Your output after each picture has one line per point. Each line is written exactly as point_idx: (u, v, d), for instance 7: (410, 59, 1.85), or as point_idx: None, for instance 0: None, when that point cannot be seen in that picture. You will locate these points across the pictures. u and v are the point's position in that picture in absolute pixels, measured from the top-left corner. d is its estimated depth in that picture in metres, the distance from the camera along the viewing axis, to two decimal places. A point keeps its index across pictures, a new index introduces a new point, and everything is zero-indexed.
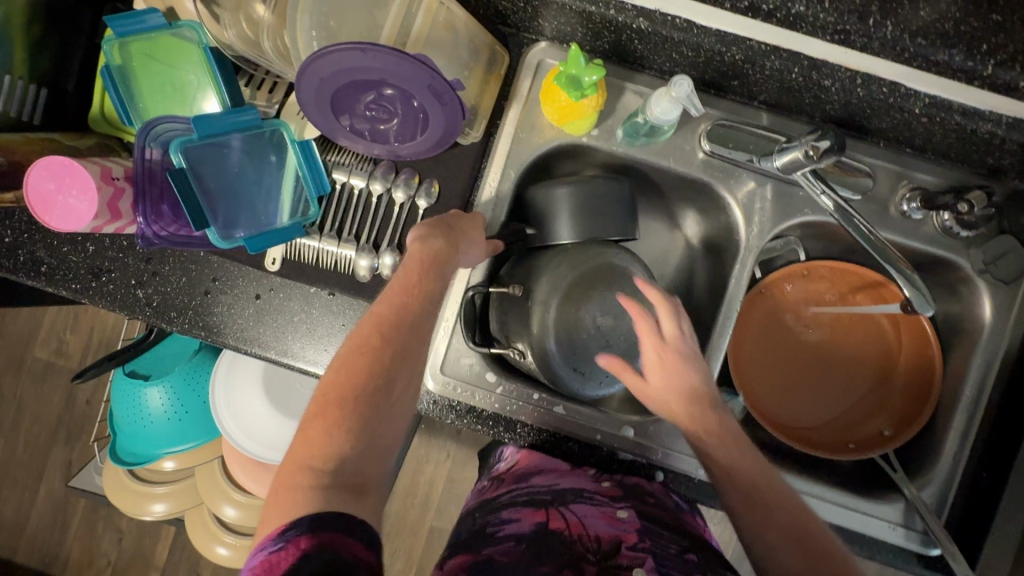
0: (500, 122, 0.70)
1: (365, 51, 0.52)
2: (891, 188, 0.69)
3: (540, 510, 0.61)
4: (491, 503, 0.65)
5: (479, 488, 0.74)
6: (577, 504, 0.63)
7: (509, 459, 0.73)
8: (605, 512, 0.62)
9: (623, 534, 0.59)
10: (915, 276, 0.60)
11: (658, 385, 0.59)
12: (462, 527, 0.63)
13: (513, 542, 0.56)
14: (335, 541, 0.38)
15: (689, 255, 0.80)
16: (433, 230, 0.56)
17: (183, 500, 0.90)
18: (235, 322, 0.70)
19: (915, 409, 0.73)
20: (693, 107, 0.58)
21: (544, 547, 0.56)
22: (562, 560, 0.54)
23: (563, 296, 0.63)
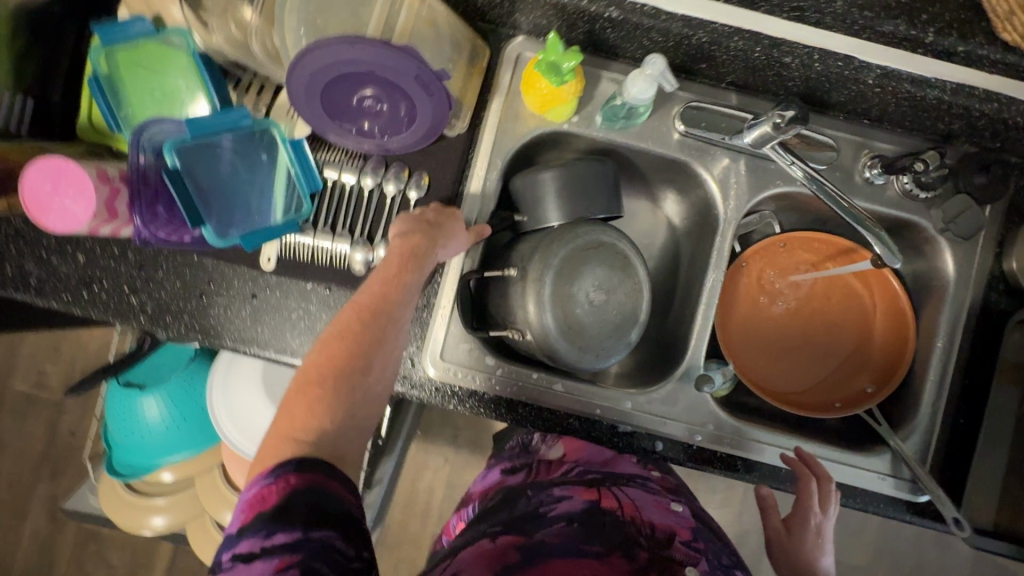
0: (485, 114, 0.72)
1: (353, 43, 0.55)
2: (855, 159, 0.74)
3: (592, 489, 0.67)
4: (544, 481, 0.70)
5: (518, 468, 0.78)
6: (630, 490, 0.69)
7: (552, 447, 0.78)
8: (658, 503, 0.68)
9: (677, 527, 0.64)
10: (880, 233, 0.62)
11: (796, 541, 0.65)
12: (515, 506, 0.67)
13: (565, 522, 0.59)
14: (320, 482, 0.45)
15: (672, 234, 0.83)
16: (413, 226, 0.61)
17: (185, 510, 0.87)
18: (233, 323, 0.71)
19: (893, 365, 0.77)
20: (668, 82, 0.62)
21: (597, 526, 0.60)
22: (612, 540, 0.57)
23: (556, 272, 0.64)
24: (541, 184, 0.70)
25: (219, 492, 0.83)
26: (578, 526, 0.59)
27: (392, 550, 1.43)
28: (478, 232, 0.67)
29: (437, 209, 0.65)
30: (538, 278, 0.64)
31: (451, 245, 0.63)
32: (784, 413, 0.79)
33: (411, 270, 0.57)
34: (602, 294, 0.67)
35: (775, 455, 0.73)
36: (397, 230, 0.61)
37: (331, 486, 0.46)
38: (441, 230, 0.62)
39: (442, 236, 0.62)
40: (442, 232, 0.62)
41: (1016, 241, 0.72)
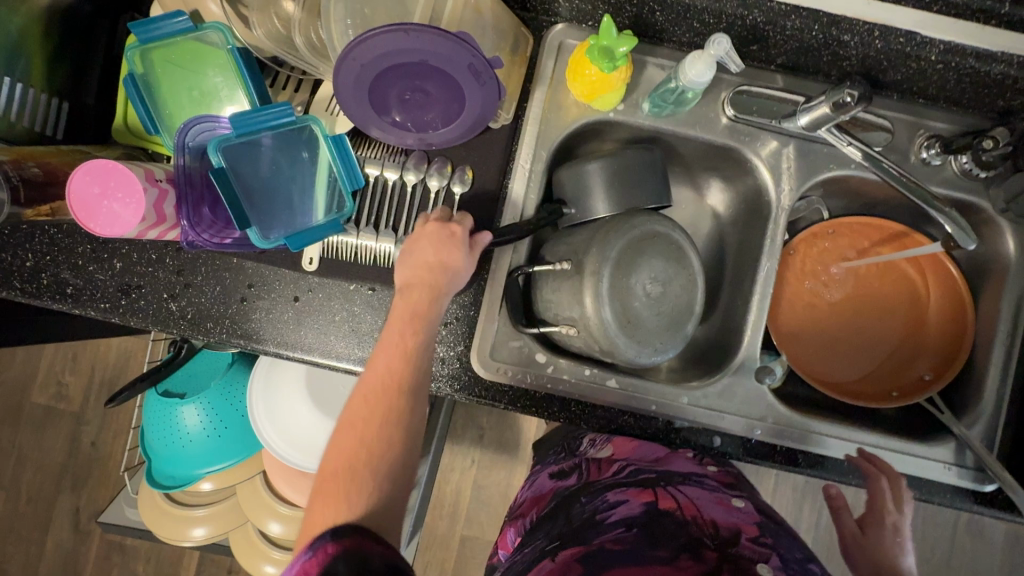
0: (528, 105, 0.70)
1: (408, 31, 0.53)
2: (909, 139, 0.72)
3: (646, 490, 0.64)
4: (596, 484, 0.69)
5: (569, 471, 0.77)
6: (687, 486, 0.64)
7: (602, 446, 0.76)
8: (720, 499, 0.63)
9: (742, 524, 0.59)
10: (953, 211, 0.63)
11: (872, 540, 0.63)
12: (571, 512, 0.65)
13: (623, 528, 0.57)
14: (359, 543, 0.42)
15: (716, 223, 0.81)
16: (413, 278, 0.59)
17: (229, 522, 0.84)
18: (276, 327, 0.70)
19: (952, 352, 0.75)
20: (732, 63, 0.59)
21: (656, 528, 0.57)
22: (678, 542, 0.54)
23: (614, 265, 0.62)
24: (587, 176, 0.68)
25: (263, 500, 0.81)
26: (637, 530, 0.57)
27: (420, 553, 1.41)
28: (475, 244, 0.62)
29: (433, 235, 0.61)
30: (595, 272, 0.61)
31: (461, 273, 0.61)
32: (839, 404, 0.77)
33: (413, 332, 0.56)
34: (657, 286, 0.64)
35: (835, 446, 0.71)
36: (400, 280, 0.60)
37: (369, 546, 0.43)
38: (444, 271, 0.59)
39: (446, 280, 0.59)
40: (444, 271, 0.60)
41: None
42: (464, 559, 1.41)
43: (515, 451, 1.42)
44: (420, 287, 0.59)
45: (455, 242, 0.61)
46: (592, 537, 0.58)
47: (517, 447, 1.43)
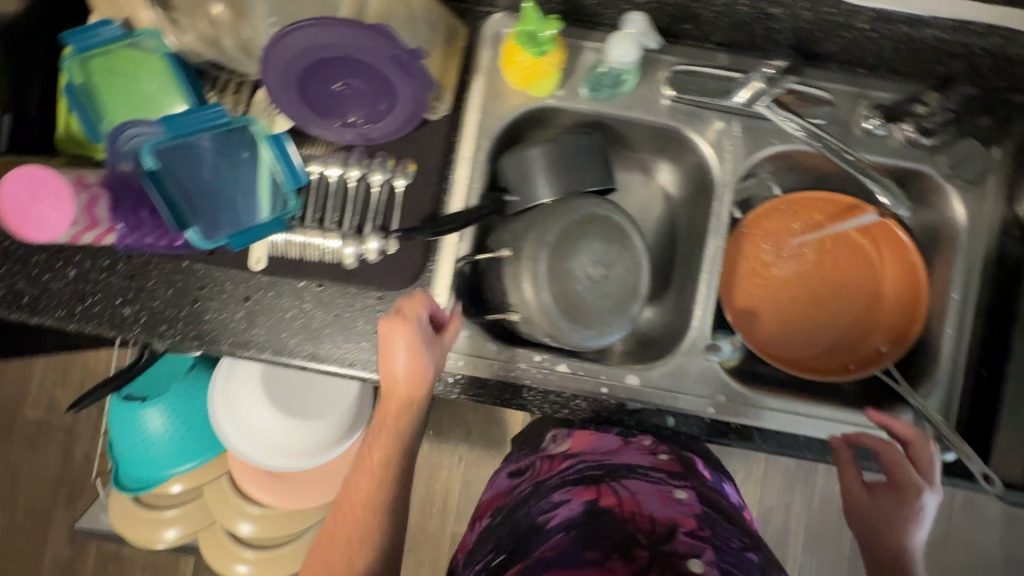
0: (468, 95, 0.71)
1: (326, 26, 0.54)
2: (852, 111, 0.71)
3: (590, 488, 0.69)
4: (545, 485, 0.74)
5: (524, 468, 0.82)
6: (631, 481, 0.70)
7: (560, 443, 0.82)
8: (662, 492, 0.69)
9: (679, 517, 0.65)
10: (882, 178, 0.65)
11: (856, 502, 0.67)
12: (519, 518, 0.70)
13: (562, 533, 0.62)
14: None
15: (669, 205, 0.81)
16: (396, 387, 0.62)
17: (199, 522, 0.84)
18: (229, 327, 0.71)
19: (907, 322, 0.74)
20: (650, 41, 0.60)
21: (593, 526, 0.61)
22: (610, 542, 0.59)
23: (551, 249, 0.62)
24: (528, 162, 0.69)
25: (231, 502, 0.82)
26: (572, 533, 0.61)
27: (412, 551, 1.42)
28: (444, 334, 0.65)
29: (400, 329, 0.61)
30: (532, 257, 0.61)
31: (429, 376, 0.63)
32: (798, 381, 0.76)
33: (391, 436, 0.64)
34: (601, 269, 0.65)
35: (789, 422, 0.71)
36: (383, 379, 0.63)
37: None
38: (422, 383, 0.63)
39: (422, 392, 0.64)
40: (413, 383, 0.63)
41: None
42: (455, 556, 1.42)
43: (501, 447, 1.42)
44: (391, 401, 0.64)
45: (419, 348, 0.62)
46: (534, 546, 0.62)
47: (503, 442, 1.44)
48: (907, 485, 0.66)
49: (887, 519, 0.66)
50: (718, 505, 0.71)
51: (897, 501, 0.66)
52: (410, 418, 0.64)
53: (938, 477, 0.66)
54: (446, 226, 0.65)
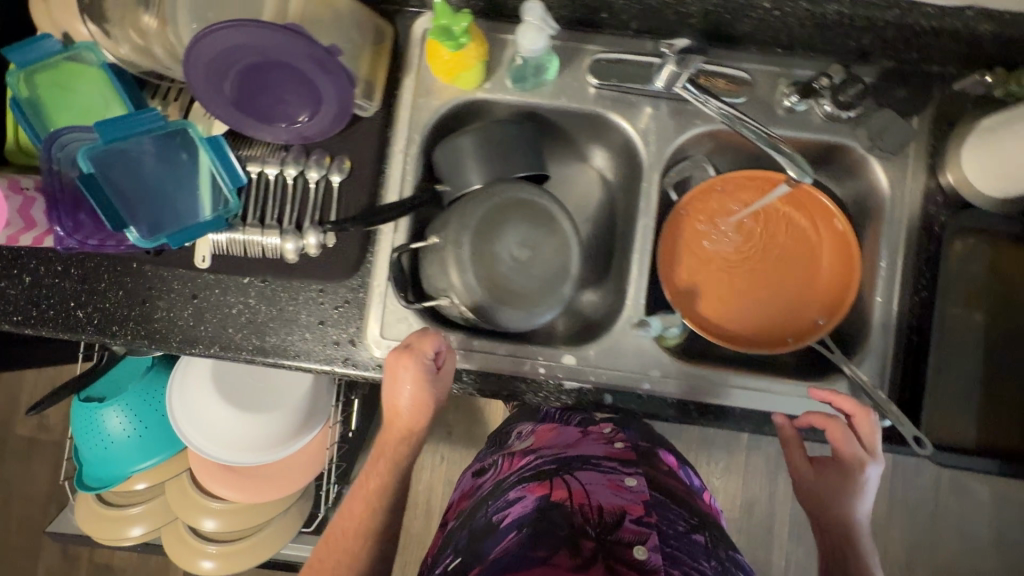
0: (398, 92, 0.73)
1: (239, 28, 0.56)
2: (772, 89, 0.73)
3: (543, 484, 0.70)
4: (503, 484, 0.76)
5: (488, 467, 0.86)
6: (583, 473, 0.72)
7: (525, 439, 0.88)
8: (613, 482, 0.71)
9: (629, 505, 0.66)
10: (790, 151, 0.65)
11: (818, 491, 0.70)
12: (477, 517, 0.72)
13: (513, 532, 0.63)
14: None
15: (608, 191, 0.83)
16: (406, 412, 0.67)
17: (162, 517, 0.86)
18: (179, 325, 0.73)
19: (841, 293, 0.75)
20: (551, 27, 0.61)
21: (541, 522, 0.62)
22: (557, 538, 0.60)
23: (474, 233, 0.64)
24: (458, 152, 0.71)
25: (193, 499, 0.83)
26: (524, 531, 0.62)
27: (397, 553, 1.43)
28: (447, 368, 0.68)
29: (400, 362, 0.65)
30: (455, 241, 0.64)
31: (430, 407, 0.67)
32: (739, 356, 0.77)
33: (387, 458, 0.69)
34: (527, 250, 0.67)
35: (725, 394, 0.72)
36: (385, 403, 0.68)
37: None
38: (422, 411, 0.67)
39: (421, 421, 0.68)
40: (416, 413, 0.67)
41: (949, 149, 0.70)
42: None
43: (480, 443, 1.43)
44: (393, 428, 0.68)
45: (425, 381, 0.66)
46: (489, 549, 0.63)
47: (483, 438, 1.45)
48: (853, 461, 0.67)
49: (836, 493, 0.68)
50: (670, 489, 0.74)
51: (846, 478, 0.68)
52: (406, 444, 0.69)
53: (880, 448, 0.68)
54: (380, 215, 0.68)
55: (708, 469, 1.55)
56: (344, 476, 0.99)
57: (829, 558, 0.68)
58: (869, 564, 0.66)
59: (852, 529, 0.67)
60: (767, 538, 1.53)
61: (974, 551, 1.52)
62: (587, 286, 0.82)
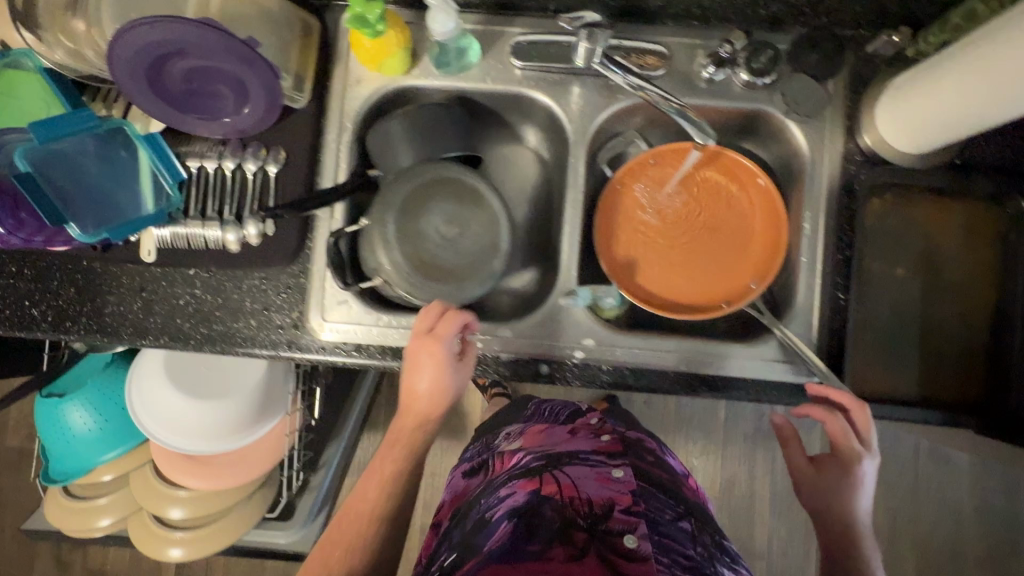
0: (329, 83, 0.76)
1: (156, 24, 0.59)
2: (691, 61, 0.75)
3: (533, 479, 0.74)
4: (494, 482, 0.79)
5: (478, 469, 0.90)
6: (572, 468, 0.76)
7: (511, 440, 0.92)
8: (600, 475, 0.75)
9: (617, 496, 0.71)
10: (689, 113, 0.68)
11: (812, 485, 0.72)
12: (469, 515, 0.74)
13: (506, 523, 0.67)
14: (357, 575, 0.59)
15: (545, 171, 0.85)
16: (429, 395, 0.68)
17: (129, 507, 0.89)
18: (129, 318, 0.76)
19: (772, 256, 0.77)
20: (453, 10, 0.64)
21: (536, 515, 0.67)
22: (551, 530, 0.65)
23: (399, 211, 0.67)
24: (389, 137, 0.73)
25: (157, 489, 0.86)
26: (516, 523, 0.66)
27: None
28: (467, 353, 0.70)
29: (425, 343, 0.66)
30: (380, 221, 0.66)
31: (449, 394, 0.69)
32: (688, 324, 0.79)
33: (404, 444, 0.72)
34: (453, 228, 0.69)
35: (659, 359, 0.74)
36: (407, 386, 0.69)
37: None
38: (441, 394, 0.68)
39: (440, 402, 0.69)
40: (435, 397, 0.69)
41: (864, 109, 0.72)
42: (418, 545, 1.43)
43: (458, 434, 1.45)
44: (411, 411, 0.70)
45: (447, 366, 0.67)
46: (481, 539, 0.66)
47: (462, 429, 1.46)
48: (848, 454, 0.69)
49: (834, 486, 0.70)
50: (653, 480, 0.78)
51: (847, 474, 0.69)
52: (421, 430, 0.72)
53: (875, 444, 0.68)
54: (313, 201, 0.71)
55: (686, 449, 1.54)
56: (310, 464, 1.01)
57: (832, 556, 0.69)
58: (870, 563, 0.68)
59: (854, 527, 0.69)
60: (749, 517, 1.53)
61: (960, 522, 1.50)
62: (528, 264, 0.84)
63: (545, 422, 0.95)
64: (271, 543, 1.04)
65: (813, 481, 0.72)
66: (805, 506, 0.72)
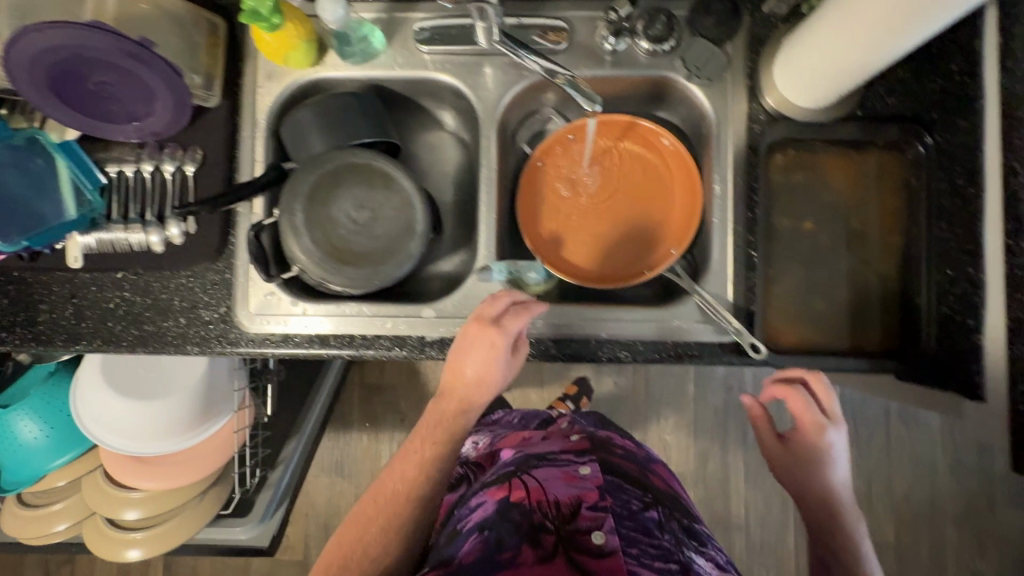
0: (240, 80, 0.77)
1: (45, 31, 0.61)
2: (592, 33, 0.76)
3: (502, 486, 0.73)
4: (469, 493, 0.78)
5: (458, 481, 0.89)
6: (540, 471, 0.75)
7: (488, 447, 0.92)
8: (567, 473, 0.74)
9: (583, 493, 0.70)
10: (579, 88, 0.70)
11: (787, 464, 0.72)
12: (446, 528, 0.74)
13: (477, 533, 0.66)
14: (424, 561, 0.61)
15: (466, 154, 0.86)
16: (475, 382, 0.69)
17: (82, 511, 0.91)
18: (61, 324, 0.77)
19: (689, 221, 0.77)
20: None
21: (505, 521, 0.67)
22: (520, 535, 0.65)
23: (306, 200, 0.70)
24: (301, 128, 0.74)
25: (107, 493, 0.88)
26: (485, 534, 0.66)
27: None
28: (518, 349, 0.72)
29: (474, 330, 0.68)
30: (288, 210, 0.69)
31: (496, 381, 0.69)
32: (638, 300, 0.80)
33: (447, 426, 0.71)
34: (365, 213, 0.72)
35: (584, 328, 0.74)
36: (449, 372, 0.69)
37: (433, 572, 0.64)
38: (483, 384, 0.69)
39: (481, 394, 0.70)
40: (478, 388, 0.69)
41: (762, 68, 0.73)
42: None
43: None
44: (452, 396, 0.71)
45: (498, 355, 0.68)
46: (455, 551, 0.67)
47: None
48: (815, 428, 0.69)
49: (802, 464, 0.71)
50: (623, 472, 0.77)
51: (819, 449, 0.69)
52: (463, 417, 0.72)
53: (837, 410, 0.69)
54: (230, 196, 0.72)
55: (658, 428, 1.53)
56: (268, 461, 1.03)
57: (816, 526, 0.71)
58: (852, 525, 0.70)
59: (831, 495, 0.71)
60: (728, 494, 1.51)
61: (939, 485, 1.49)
62: (456, 246, 0.85)
63: (518, 429, 0.96)
64: (231, 539, 1.05)
65: (787, 458, 0.72)
66: (779, 480, 0.74)
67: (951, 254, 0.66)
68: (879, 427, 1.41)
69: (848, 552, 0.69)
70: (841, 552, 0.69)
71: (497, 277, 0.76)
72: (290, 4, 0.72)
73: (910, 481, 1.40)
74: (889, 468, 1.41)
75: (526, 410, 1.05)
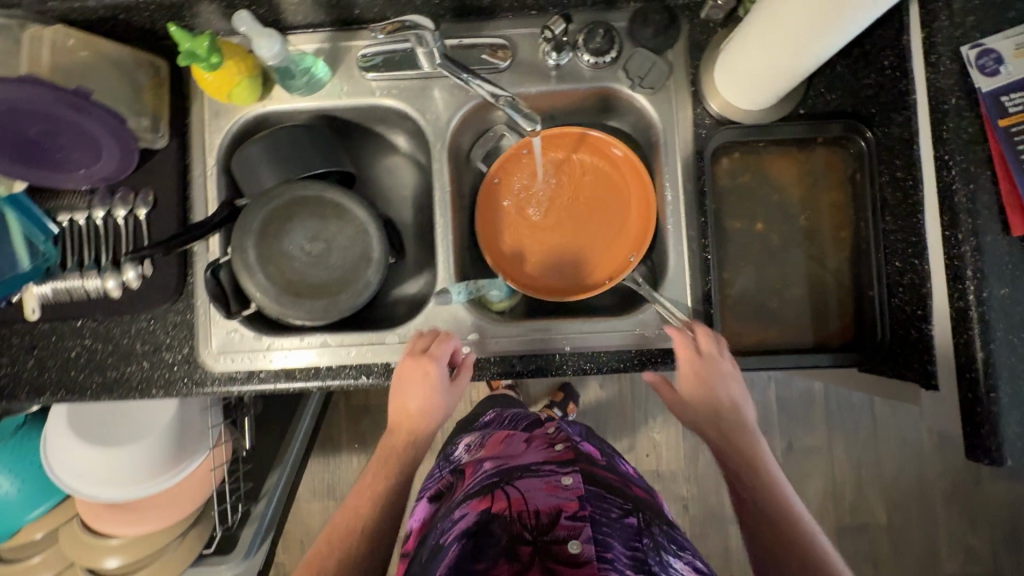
0: (189, 120, 0.78)
1: None
2: (535, 50, 0.76)
3: (485, 498, 0.71)
4: (451, 504, 0.76)
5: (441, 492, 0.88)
6: (523, 481, 0.72)
7: (473, 454, 0.89)
8: (549, 483, 0.70)
9: (563, 503, 0.66)
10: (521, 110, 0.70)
11: (689, 406, 0.68)
12: (427, 545, 0.71)
13: (456, 543, 0.64)
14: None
15: (422, 175, 0.86)
16: (417, 411, 0.70)
17: (60, 562, 0.91)
18: (24, 377, 0.76)
19: (646, 228, 0.77)
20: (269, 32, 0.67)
21: (484, 534, 0.64)
22: (497, 548, 0.62)
23: (258, 235, 0.70)
24: (251, 163, 0.74)
25: (85, 543, 0.88)
26: (463, 544, 0.64)
27: None
28: (461, 374, 0.72)
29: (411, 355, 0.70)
30: (240, 248, 0.69)
31: (439, 407, 0.70)
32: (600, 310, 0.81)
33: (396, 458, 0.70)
34: (319, 244, 0.72)
35: (547, 342, 0.75)
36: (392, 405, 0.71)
37: None
38: (424, 412, 0.70)
39: (423, 421, 0.70)
40: (422, 416, 0.70)
41: (703, 74, 0.73)
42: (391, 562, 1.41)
43: None
44: (398, 430, 0.71)
45: (433, 381, 0.69)
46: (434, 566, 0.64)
47: None
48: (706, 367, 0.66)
49: (700, 402, 0.67)
50: (606, 483, 0.74)
51: (707, 385, 0.66)
52: (413, 447, 0.71)
53: (722, 349, 0.67)
54: (181, 236, 0.70)
55: (647, 428, 1.53)
56: (251, 494, 1.01)
57: (724, 465, 0.66)
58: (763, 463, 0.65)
59: (733, 430, 0.66)
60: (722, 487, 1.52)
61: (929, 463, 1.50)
62: (418, 268, 0.86)
63: (506, 430, 0.93)
64: None
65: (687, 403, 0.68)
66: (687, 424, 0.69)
67: (897, 244, 0.67)
68: (864, 411, 1.42)
69: (761, 488, 0.63)
70: (752, 491, 0.63)
71: (458, 297, 0.76)
72: (230, 42, 0.72)
73: (899, 461, 1.41)
74: (877, 450, 1.42)
75: (520, 409, 1.00)
